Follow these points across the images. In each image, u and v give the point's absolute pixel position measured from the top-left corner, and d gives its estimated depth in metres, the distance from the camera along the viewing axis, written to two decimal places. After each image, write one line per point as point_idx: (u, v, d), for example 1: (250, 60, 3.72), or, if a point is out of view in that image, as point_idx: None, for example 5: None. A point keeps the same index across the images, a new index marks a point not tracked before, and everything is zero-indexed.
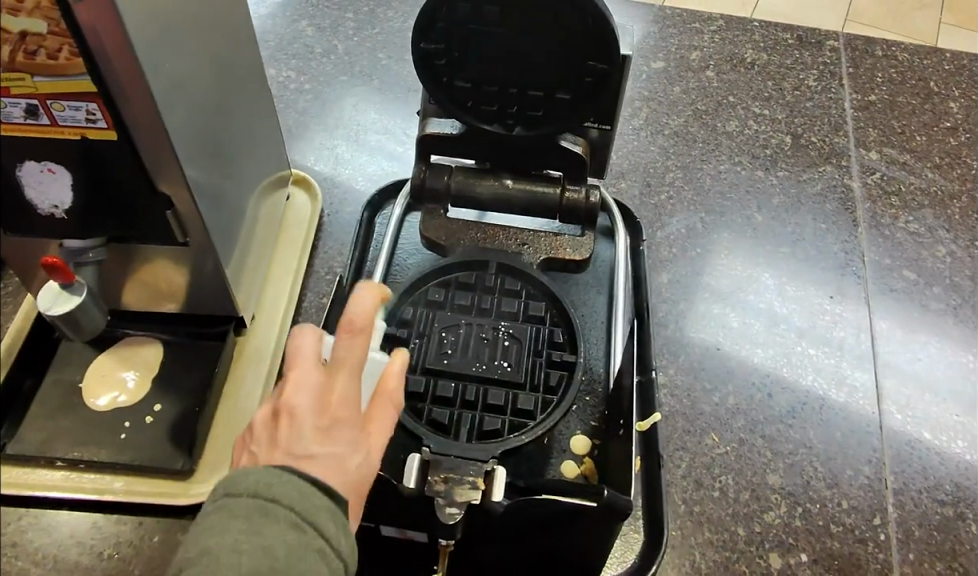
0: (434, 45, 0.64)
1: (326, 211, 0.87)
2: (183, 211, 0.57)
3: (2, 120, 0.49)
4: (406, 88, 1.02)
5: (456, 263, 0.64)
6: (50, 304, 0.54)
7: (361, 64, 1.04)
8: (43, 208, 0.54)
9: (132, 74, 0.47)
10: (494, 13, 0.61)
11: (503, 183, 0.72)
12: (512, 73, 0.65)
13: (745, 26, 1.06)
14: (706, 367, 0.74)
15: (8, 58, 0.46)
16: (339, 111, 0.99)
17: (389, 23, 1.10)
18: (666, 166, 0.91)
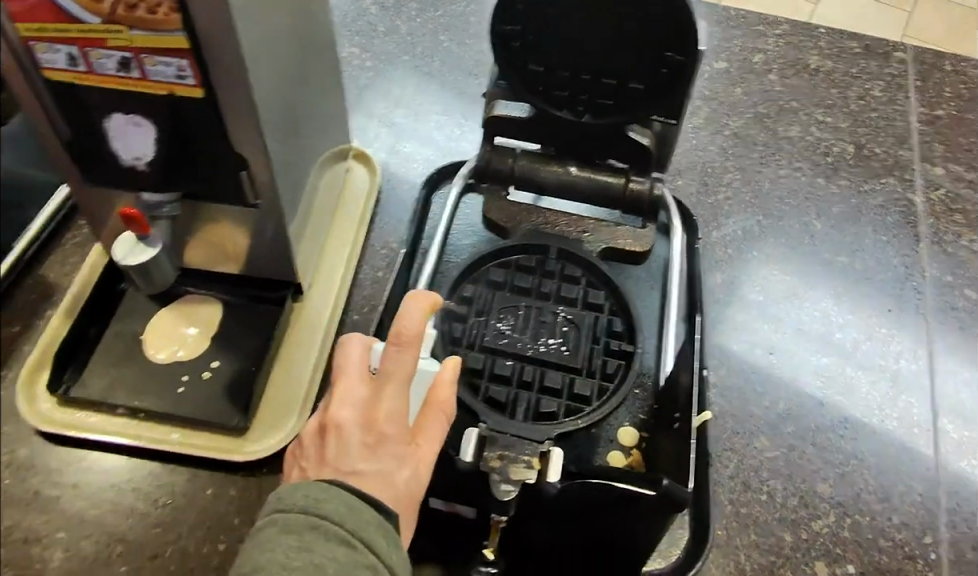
0: (511, 27, 0.62)
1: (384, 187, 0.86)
2: (257, 175, 0.58)
3: (97, 72, 0.51)
4: (466, 71, 1.02)
5: (517, 246, 0.64)
6: (124, 255, 0.59)
7: (423, 45, 1.04)
8: (127, 160, 0.56)
9: (224, 34, 0.48)
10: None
11: (567, 169, 0.70)
12: (587, 58, 0.63)
13: (811, 32, 1.04)
14: (758, 373, 0.73)
15: (110, 10, 0.47)
16: (399, 90, 0.99)
17: (453, 6, 1.09)
18: (725, 167, 0.90)
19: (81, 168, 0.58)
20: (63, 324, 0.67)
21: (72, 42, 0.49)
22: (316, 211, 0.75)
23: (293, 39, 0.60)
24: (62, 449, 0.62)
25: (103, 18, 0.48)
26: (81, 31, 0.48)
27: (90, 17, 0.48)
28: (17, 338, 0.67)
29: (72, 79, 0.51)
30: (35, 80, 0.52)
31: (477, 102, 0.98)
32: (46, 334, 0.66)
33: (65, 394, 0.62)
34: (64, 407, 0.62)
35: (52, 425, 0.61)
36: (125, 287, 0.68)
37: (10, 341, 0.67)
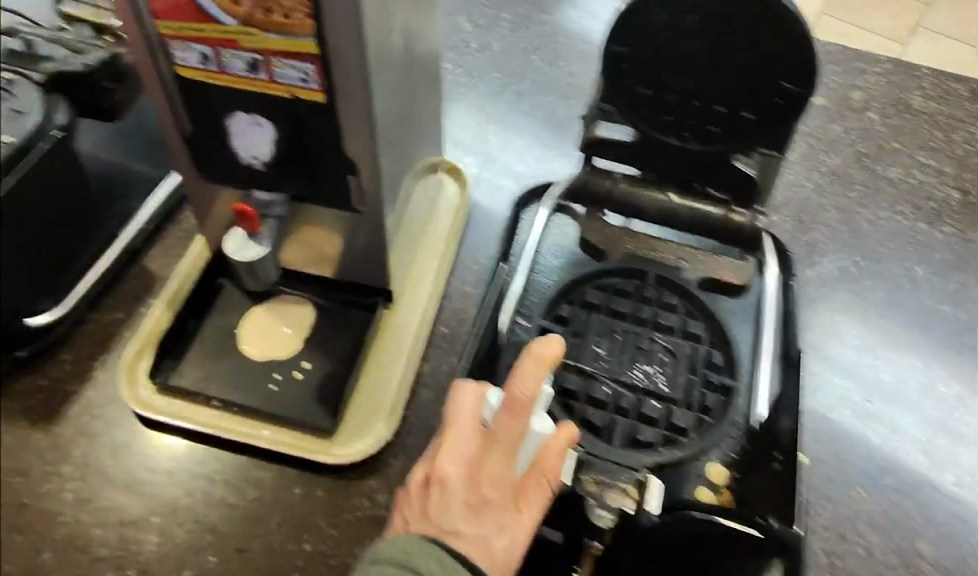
0: (621, 48, 0.61)
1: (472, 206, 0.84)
2: (365, 181, 0.58)
3: (227, 72, 0.52)
4: (558, 91, 0.99)
5: (615, 270, 0.66)
6: (237, 249, 0.63)
7: (514, 63, 1.02)
8: (245, 158, 0.58)
9: (353, 42, 0.49)
10: (691, 20, 0.58)
11: (667, 198, 0.68)
12: (698, 84, 0.61)
13: (914, 71, 1.00)
14: (849, 427, 0.70)
15: (247, 15, 0.49)
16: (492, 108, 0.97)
17: (544, 26, 1.07)
18: (821, 205, 0.87)
19: (201, 166, 0.60)
20: (164, 314, 0.69)
21: (206, 43, 0.51)
22: (407, 223, 0.75)
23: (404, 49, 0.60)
24: (157, 437, 0.64)
25: (238, 20, 0.49)
26: (216, 32, 0.50)
27: (226, 19, 0.49)
28: (120, 324, 0.70)
29: (202, 78, 0.53)
30: (167, 78, 0.54)
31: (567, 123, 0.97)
32: (149, 322, 0.68)
33: (164, 383, 0.64)
34: (162, 395, 0.65)
35: (149, 412, 0.63)
36: (223, 282, 0.70)
37: (113, 327, 0.70)
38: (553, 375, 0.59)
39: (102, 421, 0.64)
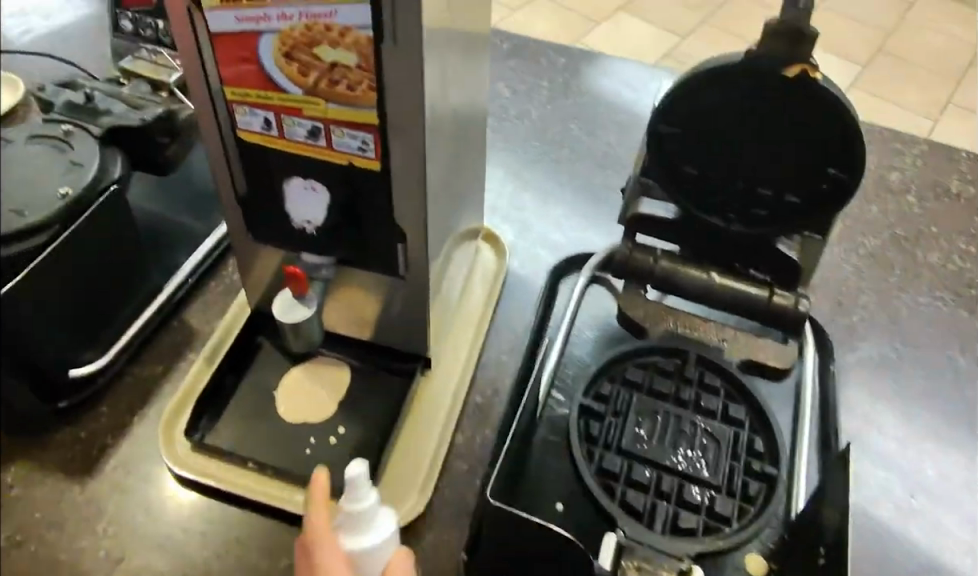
0: (671, 127, 0.59)
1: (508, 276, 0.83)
2: (413, 249, 0.59)
3: (288, 137, 0.53)
4: (596, 165, 0.94)
5: (656, 347, 0.65)
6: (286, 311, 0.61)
7: (553, 130, 0.98)
8: (297, 221, 0.58)
9: (414, 114, 0.50)
10: (741, 104, 0.56)
11: (709, 276, 0.66)
12: (744, 166, 0.60)
13: (952, 155, 0.98)
14: (892, 525, 0.68)
15: (313, 84, 0.49)
16: (530, 177, 0.93)
17: (581, 96, 1.03)
18: (857, 289, 0.83)
19: (253, 227, 0.61)
20: (203, 369, 0.70)
21: (270, 108, 0.52)
22: (446, 291, 0.74)
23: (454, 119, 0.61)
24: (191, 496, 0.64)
25: (304, 90, 0.50)
26: (281, 99, 0.51)
27: (292, 88, 0.50)
28: (158, 379, 0.71)
29: (262, 141, 0.54)
30: (227, 137, 0.55)
31: None
32: (189, 376, 0.69)
33: (199, 442, 0.64)
34: (196, 455, 0.64)
35: (185, 468, 0.63)
36: (262, 340, 0.70)
37: (151, 380, 0.71)
38: (592, 455, 0.59)
39: (137, 476, 0.64)
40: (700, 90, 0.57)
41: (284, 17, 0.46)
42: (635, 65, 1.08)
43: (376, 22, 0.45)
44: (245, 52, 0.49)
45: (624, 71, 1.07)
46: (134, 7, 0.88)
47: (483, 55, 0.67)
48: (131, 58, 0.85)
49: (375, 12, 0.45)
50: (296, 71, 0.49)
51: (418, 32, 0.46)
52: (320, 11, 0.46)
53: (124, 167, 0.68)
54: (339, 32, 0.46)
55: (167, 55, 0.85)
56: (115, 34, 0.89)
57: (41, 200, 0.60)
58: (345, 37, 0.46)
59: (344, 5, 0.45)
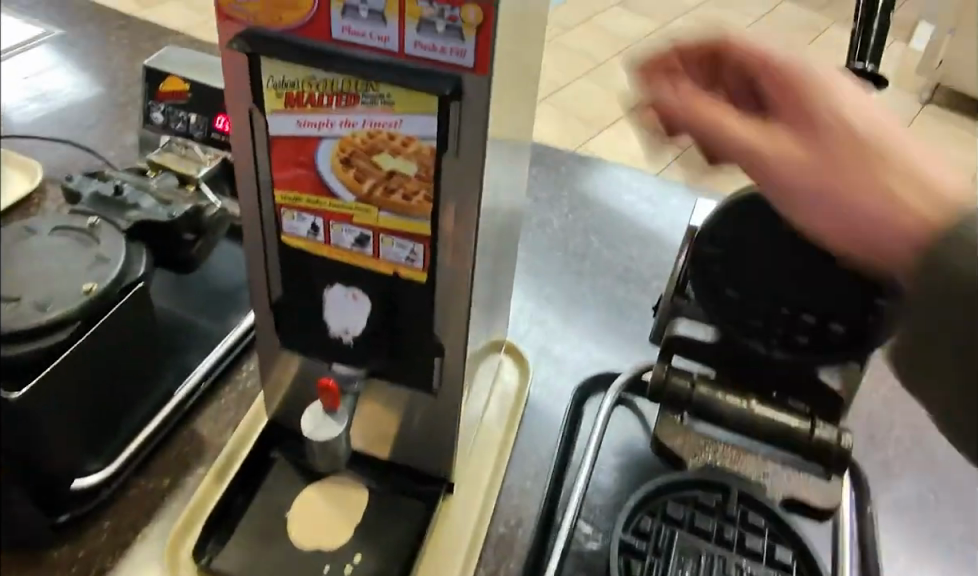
0: (715, 248, 0.58)
1: (530, 396, 0.79)
2: (450, 362, 0.57)
3: (333, 243, 0.52)
4: (618, 278, 0.94)
5: (697, 479, 0.62)
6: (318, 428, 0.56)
7: (575, 242, 0.98)
8: (336, 331, 0.56)
9: (467, 226, 0.49)
10: (788, 229, 0.56)
11: (748, 404, 0.63)
12: (789, 291, 0.58)
13: None
14: None
15: (367, 191, 0.49)
16: (550, 287, 0.92)
17: (603, 207, 1.03)
18: (890, 422, 0.79)
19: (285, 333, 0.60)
20: (213, 483, 0.66)
21: (319, 213, 0.51)
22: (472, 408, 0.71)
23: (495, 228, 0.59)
24: None
25: (358, 196, 0.49)
26: (333, 205, 0.50)
27: (346, 194, 0.49)
28: (165, 492, 0.66)
29: (306, 246, 0.53)
30: (269, 239, 0.54)
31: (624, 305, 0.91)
32: (199, 491, 0.65)
33: (206, 565, 0.60)
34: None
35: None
36: (276, 454, 0.67)
37: (158, 495, 0.67)
38: None
39: None
40: (746, 213, 0.56)
41: (348, 124, 0.46)
42: (654, 180, 1.08)
43: (442, 133, 0.45)
44: (303, 156, 0.48)
45: (645, 184, 1.07)
46: (167, 99, 0.87)
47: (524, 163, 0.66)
48: (159, 150, 0.83)
49: (441, 124, 0.45)
50: (352, 178, 0.48)
51: (483, 146, 0.46)
52: (386, 120, 0.45)
53: (149, 264, 0.67)
54: (402, 141, 0.46)
55: (197, 150, 0.84)
56: (146, 125, 0.88)
57: (68, 292, 0.58)
58: (407, 146, 0.46)
59: (410, 114, 0.45)
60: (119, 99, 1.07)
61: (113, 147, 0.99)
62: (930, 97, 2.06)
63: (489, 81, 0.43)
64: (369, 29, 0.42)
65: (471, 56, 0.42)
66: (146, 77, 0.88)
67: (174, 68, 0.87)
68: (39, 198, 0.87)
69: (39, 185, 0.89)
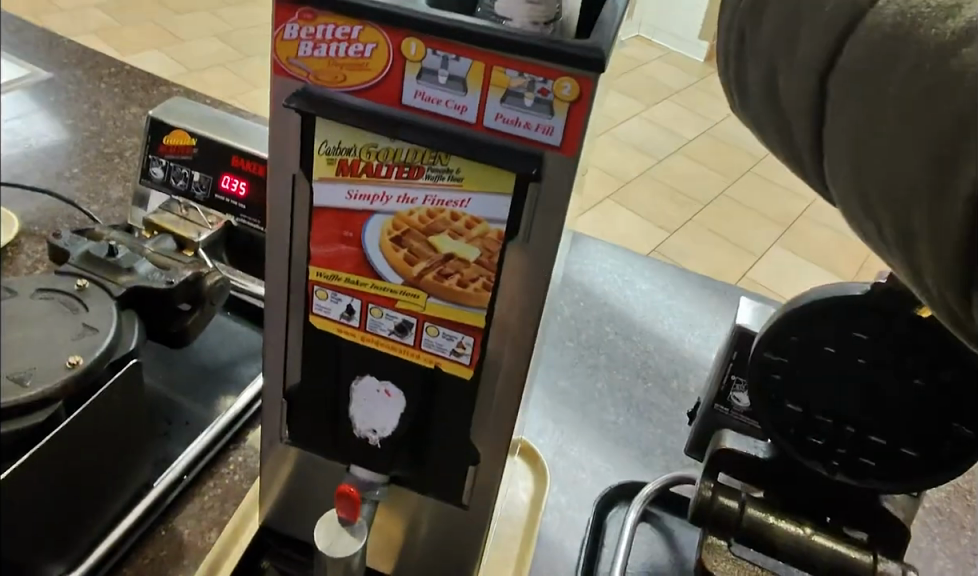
0: (778, 357, 0.53)
1: (548, 503, 0.73)
2: (484, 471, 0.51)
3: (369, 329, 0.46)
4: (634, 371, 0.88)
5: None
6: (332, 544, 0.49)
7: (588, 331, 0.92)
8: (360, 429, 0.51)
9: (528, 319, 0.44)
10: (862, 341, 0.51)
11: (805, 531, 0.57)
12: (857, 409, 0.53)
13: None
14: None
15: (418, 275, 0.43)
16: (565, 380, 0.85)
17: (620, 293, 0.98)
18: (932, 550, 0.73)
19: (299, 428, 0.54)
20: None
21: (358, 295, 0.45)
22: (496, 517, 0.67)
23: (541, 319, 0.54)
24: None
25: (406, 279, 0.43)
26: (374, 287, 0.45)
27: (392, 275, 0.44)
28: None
29: (337, 330, 0.47)
30: (296, 320, 0.49)
31: (655, 399, 0.86)
32: None
33: None
34: None
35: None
36: (267, 565, 0.61)
37: None
38: None
39: None
40: (817, 320, 0.51)
41: (406, 200, 0.41)
42: (665, 268, 1.03)
43: (515, 214, 0.40)
44: (349, 230, 0.43)
45: (657, 272, 1.02)
46: (170, 154, 0.76)
47: (565, 248, 0.61)
48: (159, 209, 0.79)
49: (516, 205, 0.40)
50: (402, 259, 0.43)
51: (557, 235, 0.41)
52: (451, 198, 0.40)
53: (141, 337, 0.60)
54: (467, 221, 0.41)
55: (200, 211, 0.78)
56: (144, 179, 0.78)
57: (50, 367, 0.51)
58: (471, 228, 0.41)
59: (481, 193, 0.40)
60: (106, 150, 1.01)
61: (96, 199, 0.92)
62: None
63: (575, 162, 0.38)
64: (447, 96, 0.39)
65: (559, 134, 0.38)
66: (149, 126, 0.76)
67: (181, 120, 0.76)
68: (14, 252, 0.80)
69: (15, 238, 0.82)
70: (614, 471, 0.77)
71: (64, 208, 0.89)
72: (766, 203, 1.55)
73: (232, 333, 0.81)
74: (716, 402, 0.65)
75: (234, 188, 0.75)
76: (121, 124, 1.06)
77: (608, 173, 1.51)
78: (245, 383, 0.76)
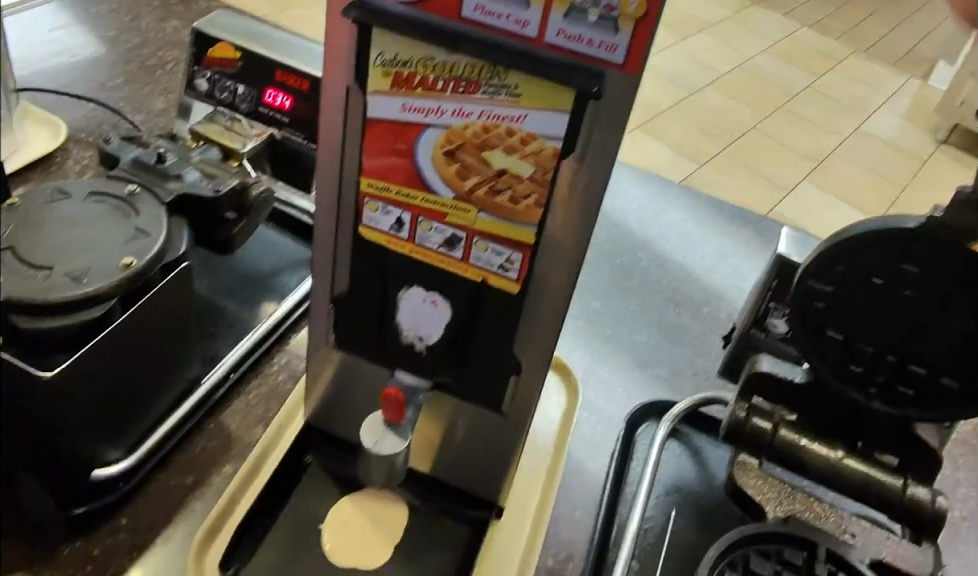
0: (823, 286, 0.53)
1: (577, 417, 0.75)
2: (525, 383, 0.53)
3: (417, 242, 0.47)
4: (669, 294, 0.89)
5: (781, 536, 0.61)
6: (376, 438, 0.53)
7: (622, 255, 0.92)
8: (407, 336, 0.52)
9: (577, 237, 0.44)
10: (911, 274, 0.50)
11: (836, 453, 0.59)
12: (900, 339, 0.53)
13: None
14: None
15: (470, 189, 0.43)
16: (599, 303, 0.86)
17: (657, 218, 0.97)
18: (956, 479, 0.74)
19: (344, 332, 0.55)
20: (242, 486, 0.61)
21: (407, 208, 0.46)
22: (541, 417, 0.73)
23: None
24: None
25: (457, 193, 0.44)
26: (424, 200, 0.45)
27: (443, 189, 0.44)
28: (189, 491, 0.62)
29: (386, 242, 0.48)
30: (343, 231, 0.50)
31: (689, 322, 0.86)
32: (227, 494, 0.60)
33: None
34: None
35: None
36: (310, 459, 0.63)
37: (179, 494, 0.62)
38: None
39: None
40: (867, 251, 0.51)
41: (461, 115, 0.41)
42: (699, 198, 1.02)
43: (571, 132, 0.40)
44: (401, 143, 0.43)
45: (692, 202, 1.01)
46: (214, 67, 0.76)
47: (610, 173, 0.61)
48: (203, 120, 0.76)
49: (573, 123, 0.39)
50: (455, 173, 0.43)
51: (614, 155, 0.41)
52: (506, 114, 0.40)
53: (190, 243, 0.61)
54: (522, 137, 0.41)
55: (245, 122, 0.76)
56: (189, 90, 0.78)
57: (105, 266, 0.53)
58: (526, 144, 0.41)
59: (538, 109, 0.39)
60: (148, 63, 1.00)
61: (140, 109, 0.93)
62: (947, 138, 1.76)
63: (638, 82, 0.38)
64: (508, 10, 0.38)
65: (622, 53, 0.37)
66: (193, 40, 0.77)
67: (223, 32, 0.76)
68: (63, 158, 0.83)
69: (64, 144, 0.85)
70: (645, 389, 0.78)
71: (110, 118, 0.90)
72: (801, 142, 1.55)
73: (273, 244, 0.82)
74: (753, 327, 0.65)
75: (278, 101, 0.75)
76: (161, 36, 1.05)
77: (647, 105, 1.51)
78: (288, 292, 0.78)
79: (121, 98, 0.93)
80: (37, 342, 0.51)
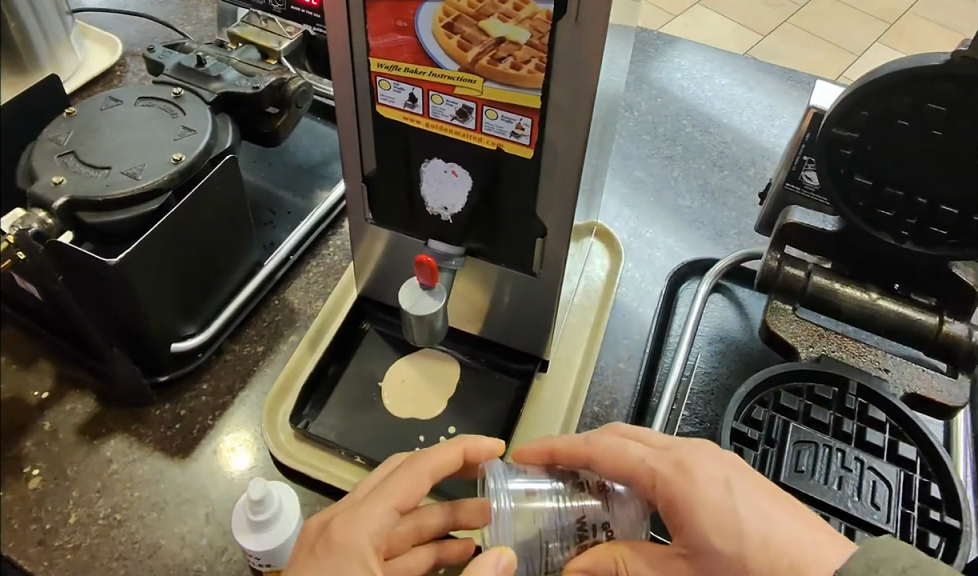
0: (848, 132, 0.52)
1: (622, 279, 0.76)
2: (551, 245, 0.55)
3: (432, 116, 0.49)
4: (716, 158, 0.88)
5: (813, 371, 0.59)
6: (409, 299, 0.56)
7: (665, 126, 0.91)
8: (433, 208, 0.55)
9: (581, 99, 0.45)
10: (940, 114, 0.49)
11: (870, 296, 0.59)
12: (933, 180, 0.52)
13: None
14: None
15: (472, 59, 0.44)
16: (641, 171, 0.86)
17: (703, 82, 0.95)
18: None
19: (381, 211, 0.59)
20: (307, 352, 0.67)
21: (418, 84, 0.47)
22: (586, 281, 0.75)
23: (607, 110, 0.54)
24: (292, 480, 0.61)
25: (461, 65, 0.45)
26: (432, 74, 0.47)
27: (448, 62, 0.45)
28: (259, 361, 0.68)
29: (404, 118, 0.50)
30: (364, 112, 0.52)
31: (736, 183, 0.85)
32: (292, 359, 0.66)
33: (304, 429, 0.61)
34: (300, 443, 0.61)
35: (288, 458, 0.60)
36: (367, 327, 0.68)
37: (251, 362, 0.68)
38: None
39: (235, 462, 0.62)
40: (892, 93, 0.49)
41: None
42: (749, 62, 0.97)
43: None
44: (402, 21, 0.45)
45: (741, 66, 0.97)
46: None
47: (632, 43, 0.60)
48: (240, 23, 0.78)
49: None
50: (456, 45, 0.44)
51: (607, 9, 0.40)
52: None
53: (236, 137, 0.65)
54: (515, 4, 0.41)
55: (278, 21, 0.77)
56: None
57: (156, 163, 0.58)
58: (520, 10, 0.42)
59: None
60: None
61: (188, 21, 0.96)
62: None
63: None
64: None
65: None
66: None
67: None
68: (121, 71, 0.88)
69: (122, 59, 0.89)
70: (692, 250, 0.79)
71: (161, 31, 0.94)
72: None
73: (322, 136, 0.86)
74: (787, 182, 0.64)
75: None
76: None
77: None
78: (337, 179, 0.81)
79: (171, 12, 0.96)
80: (102, 234, 0.57)
